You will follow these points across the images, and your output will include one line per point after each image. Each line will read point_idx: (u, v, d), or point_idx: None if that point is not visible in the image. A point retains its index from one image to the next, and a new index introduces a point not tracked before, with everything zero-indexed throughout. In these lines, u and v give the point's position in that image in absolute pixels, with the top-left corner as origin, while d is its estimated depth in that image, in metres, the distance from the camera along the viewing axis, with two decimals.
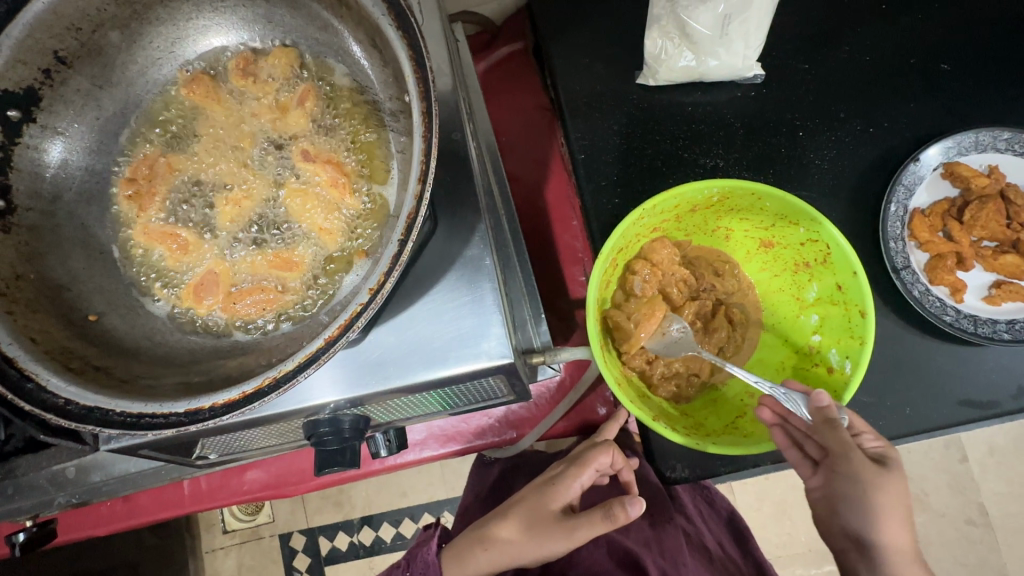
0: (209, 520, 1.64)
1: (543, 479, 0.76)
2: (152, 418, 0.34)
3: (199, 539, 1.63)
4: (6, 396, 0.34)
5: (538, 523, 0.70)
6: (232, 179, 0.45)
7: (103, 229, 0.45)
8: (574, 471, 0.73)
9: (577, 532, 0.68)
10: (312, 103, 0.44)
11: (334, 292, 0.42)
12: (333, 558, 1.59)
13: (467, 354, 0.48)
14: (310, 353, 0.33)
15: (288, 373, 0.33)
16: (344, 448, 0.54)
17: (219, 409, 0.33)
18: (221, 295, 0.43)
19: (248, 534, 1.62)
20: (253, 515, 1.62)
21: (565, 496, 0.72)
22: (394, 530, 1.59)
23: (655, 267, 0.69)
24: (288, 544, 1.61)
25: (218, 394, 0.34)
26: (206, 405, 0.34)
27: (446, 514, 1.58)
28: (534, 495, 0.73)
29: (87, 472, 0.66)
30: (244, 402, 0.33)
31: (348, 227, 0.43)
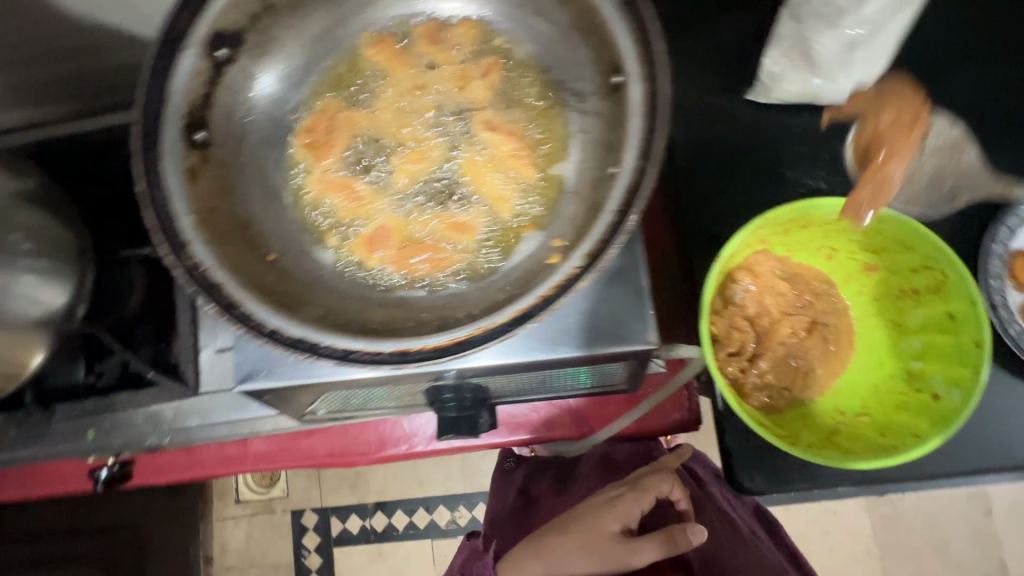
0: (223, 488, 1.64)
1: (600, 498, 0.78)
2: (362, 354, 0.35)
3: (211, 506, 1.63)
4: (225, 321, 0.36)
5: (597, 542, 0.72)
6: (411, 140, 0.46)
7: (277, 174, 0.47)
8: (634, 496, 0.75)
9: (636, 555, 0.70)
10: (497, 76, 0.46)
11: (506, 258, 0.43)
12: (343, 539, 1.59)
13: (608, 338, 0.49)
14: (527, 308, 0.35)
15: (504, 324, 0.35)
16: (464, 418, 0.56)
17: (430, 352, 0.35)
18: (392, 249, 0.44)
19: (261, 507, 1.62)
20: (267, 487, 1.62)
21: (625, 518, 0.74)
22: (407, 518, 1.59)
23: (756, 278, 0.70)
24: (300, 521, 1.61)
25: (427, 337, 0.36)
26: (415, 347, 0.35)
27: (461, 508, 1.58)
28: (593, 512, 0.75)
29: (184, 416, 0.67)
30: (457, 348, 0.35)
31: (522, 197, 0.44)
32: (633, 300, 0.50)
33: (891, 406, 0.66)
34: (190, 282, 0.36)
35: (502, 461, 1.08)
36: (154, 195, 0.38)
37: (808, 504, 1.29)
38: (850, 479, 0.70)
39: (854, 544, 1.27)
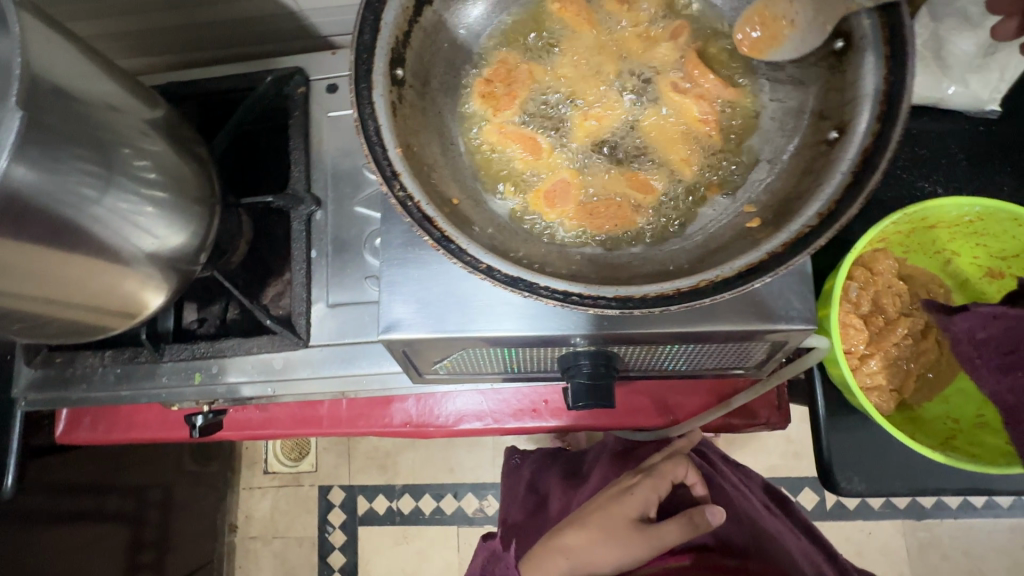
0: (252, 457, 1.64)
1: (616, 489, 0.85)
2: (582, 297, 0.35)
3: (239, 475, 1.64)
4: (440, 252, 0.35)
5: (617, 531, 0.79)
6: (592, 97, 0.45)
7: (454, 121, 0.46)
8: (650, 484, 0.83)
9: (657, 537, 0.78)
10: (686, 38, 0.45)
11: (692, 221, 0.43)
12: (369, 519, 1.58)
13: (766, 315, 0.50)
14: (754, 263, 0.35)
15: (729, 278, 0.35)
16: (595, 385, 0.54)
17: (651, 300, 0.35)
18: (571, 204, 0.44)
19: (288, 480, 1.62)
20: (297, 461, 1.62)
21: (640, 506, 0.82)
22: (433, 504, 1.57)
23: (875, 276, 0.69)
24: (326, 497, 1.60)
25: (645, 286, 0.36)
26: (634, 294, 0.35)
27: (489, 498, 1.56)
28: (611, 504, 0.82)
29: (293, 367, 0.67)
30: (680, 298, 0.35)
31: (708, 161, 0.43)
32: (789, 279, 0.50)
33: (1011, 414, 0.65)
34: (404, 214, 0.36)
35: (509, 459, 1.07)
36: (364, 126, 0.38)
37: (853, 524, 1.27)
38: (952, 487, 0.69)
39: (896, 568, 1.25)
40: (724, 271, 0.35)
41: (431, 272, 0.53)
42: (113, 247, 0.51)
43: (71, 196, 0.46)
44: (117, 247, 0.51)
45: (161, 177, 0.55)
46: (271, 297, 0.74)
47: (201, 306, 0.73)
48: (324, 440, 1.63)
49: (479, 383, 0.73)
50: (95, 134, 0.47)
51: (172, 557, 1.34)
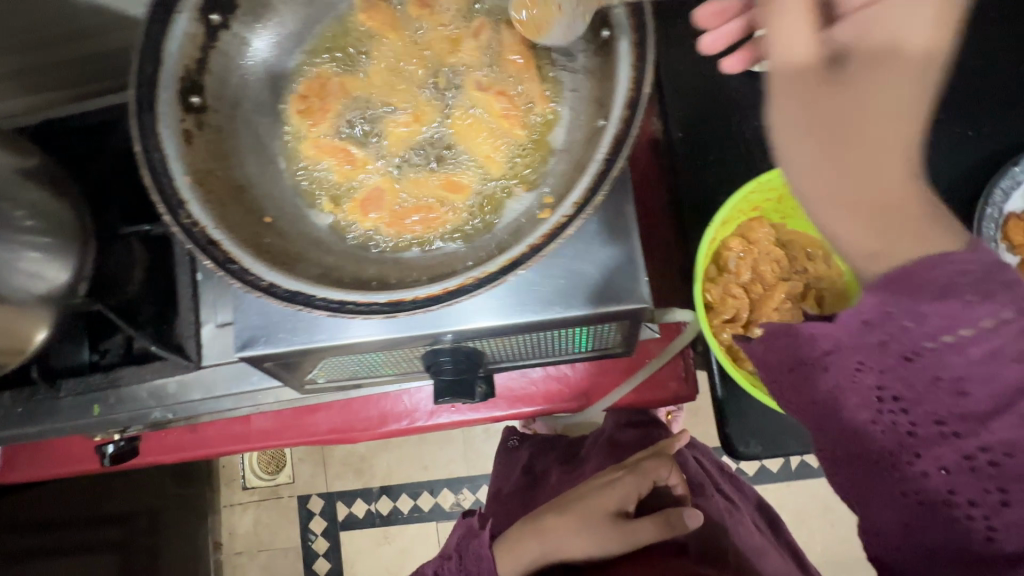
0: (231, 475, 1.65)
1: (598, 483, 0.79)
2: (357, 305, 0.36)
3: (219, 493, 1.65)
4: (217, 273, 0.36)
5: (596, 520, 0.73)
6: (401, 103, 0.46)
7: (274, 142, 0.47)
8: (635, 480, 0.77)
9: (632, 536, 0.71)
10: (486, 36, 0.46)
11: (499, 217, 0.44)
12: (349, 524, 1.60)
13: (606, 296, 0.50)
14: (515, 257, 0.35)
15: (492, 274, 0.36)
16: (460, 379, 0.56)
17: (421, 301, 0.36)
18: (386, 210, 0.45)
19: (268, 493, 1.64)
20: (274, 474, 1.63)
21: (622, 500, 0.75)
22: (412, 502, 1.60)
23: (752, 244, 0.71)
24: (306, 506, 1.62)
25: (418, 288, 0.36)
26: (406, 298, 0.36)
27: (465, 492, 1.59)
28: (588, 495, 0.76)
29: (188, 389, 0.68)
30: (446, 296, 0.36)
31: (512, 157, 0.45)
32: (623, 261, 0.50)
33: None
34: (188, 241, 0.37)
35: (507, 439, 1.09)
36: (150, 157, 0.39)
37: (811, 480, 1.30)
38: None
39: (852, 519, 1.29)
40: (488, 266, 0.36)
41: None
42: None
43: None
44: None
45: (35, 223, 0.56)
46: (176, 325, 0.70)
47: (106, 336, 0.71)
48: (299, 450, 1.65)
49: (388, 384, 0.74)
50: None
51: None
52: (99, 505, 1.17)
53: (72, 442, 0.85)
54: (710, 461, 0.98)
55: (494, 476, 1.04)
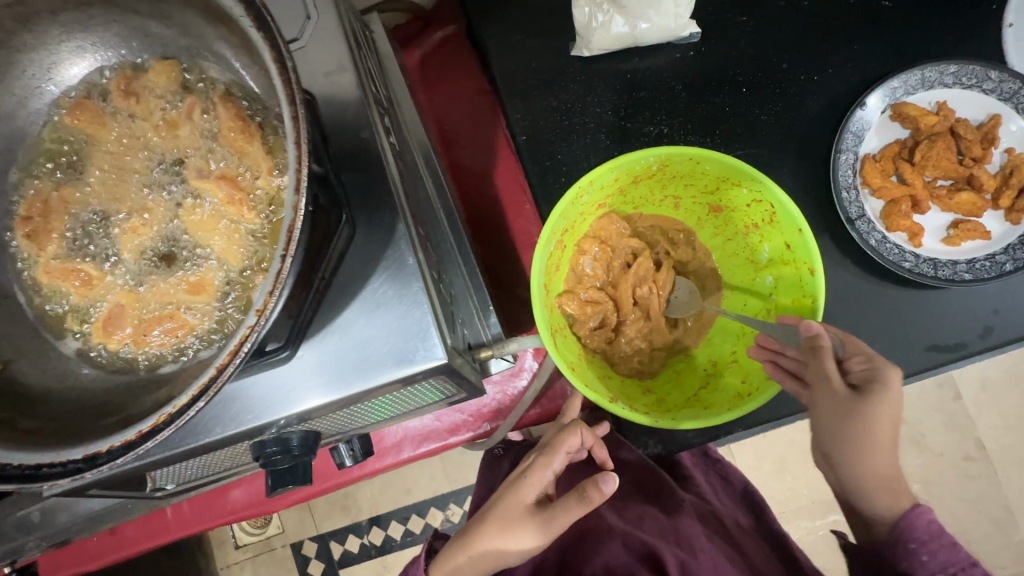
0: (221, 537, 1.64)
1: (513, 474, 0.70)
2: (51, 467, 0.33)
3: (212, 557, 1.63)
4: None
5: (516, 520, 0.64)
6: (128, 207, 0.43)
7: (5, 273, 0.43)
8: (544, 460, 0.67)
9: (552, 520, 0.62)
10: (199, 116, 0.42)
11: (245, 313, 0.41)
12: (346, 562, 1.59)
13: (400, 360, 0.47)
14: (202, 384, 0.32)
15: (182, 407, 0.32)
16: (295, 465, 0.52)
17: (116, 451, 0.32)
18: (130, 327, 0.42)
19: (260, 547, 1.62)
20: (263, 527, 1.62)
21: (538, 487, 0.67)
22: (402, 527, 1.59)
23: (604, 244, 0.67)
24: (301, 552, 1.61)
25: (114, 435, 0.33)
26: (103, 448, 0.33)
27: (453, 507, 1.59)
28: (506, 492, 0.67)
29: (53, 514, 0.65)
30: (141, 441, 0.32)
31: (249, 244, 0.41)
32: (417, 320, 0.47)
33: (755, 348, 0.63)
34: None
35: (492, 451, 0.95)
36: None
37: (779, 432, 1.29)
38: (742, 425, 0.68)
39: None
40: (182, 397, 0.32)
41: None
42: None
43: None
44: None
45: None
46: None
47: None
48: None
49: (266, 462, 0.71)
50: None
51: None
52: None
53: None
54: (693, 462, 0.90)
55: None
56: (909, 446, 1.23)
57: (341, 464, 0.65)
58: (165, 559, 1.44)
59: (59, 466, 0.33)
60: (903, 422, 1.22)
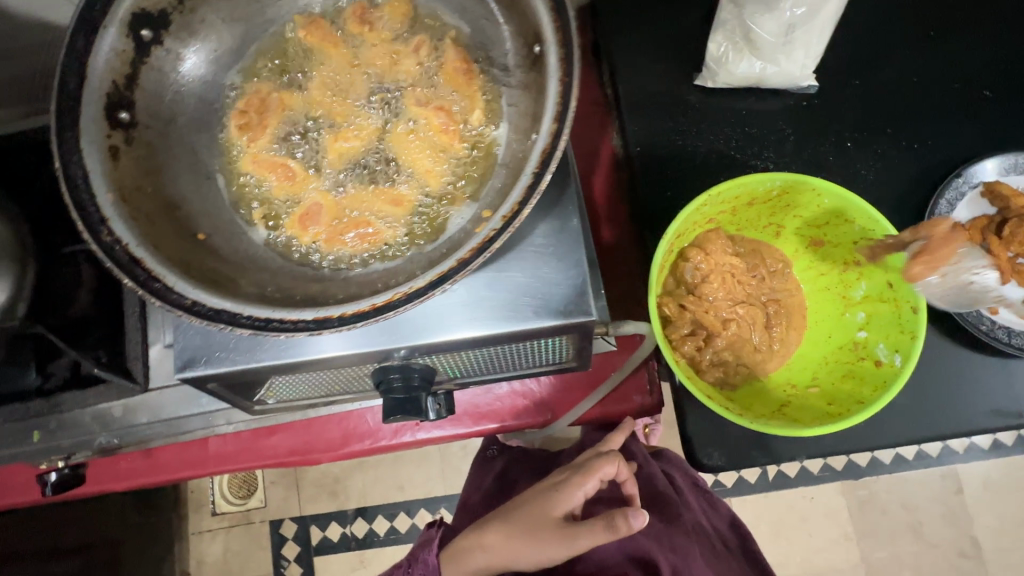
0: (199, 501, 1.59)
1: (547, 484, 0.79)
2: (283, 323, 0.35)
3: (187, 520, 1.58)
4: (138, 292, 0.35)
5: (539, 528, 0.74)
6: (342, 117, 0.46)
7: (211, 156, 0.46)
8: (577, 480, 0.75)
9: (574, 539, 0.71)
10: (426, 52, 0.46)
11: (440, 232, 0.44)
12: (323, 549, 1.56)
13: (548, 311, 0.50)
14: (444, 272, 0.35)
15: (421, 289, 0.35)
16: (410, 397, 0.54)
17: (350, 318, 0.35)
18: (325, 225, 0.45)
19: (240, 518, 1.58)
20: (245, 498, 1.58)
21: (568, 504, 0.75)
22: (387, 524, 1.56)
23: (708, 255, 0.71)
24: (278, 531, 1.57)
25: (347, 305, 0.36)
26: (335, 315, 0.35)
27: (443, 510, 1.57)
28: (538, 501, 0.77)
29: (133, 413, 0.68)
30: (375, 313, 0.35)
31: (452, 174, 0.45)
32: (570, 277, 0.51)
33: (838, 375, 0.67)
34: (107, 259, 0.35)
35: (486, 449, 1.12)
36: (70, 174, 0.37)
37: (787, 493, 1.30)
38: (804, 452, 0.72)
39: (825, 531, 1.29)
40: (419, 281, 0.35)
41: None
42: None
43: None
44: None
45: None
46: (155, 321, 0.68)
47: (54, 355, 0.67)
48: (270, 474, 1.59)
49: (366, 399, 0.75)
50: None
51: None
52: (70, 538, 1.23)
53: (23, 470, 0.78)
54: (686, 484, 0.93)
55: (469, 485, 1.07)
56: (907, 532, 1.29)
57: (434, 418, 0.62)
58: (138, 514, 1.42)
59: (288, 323, 0.35)
60: (905, 506, 1.29)
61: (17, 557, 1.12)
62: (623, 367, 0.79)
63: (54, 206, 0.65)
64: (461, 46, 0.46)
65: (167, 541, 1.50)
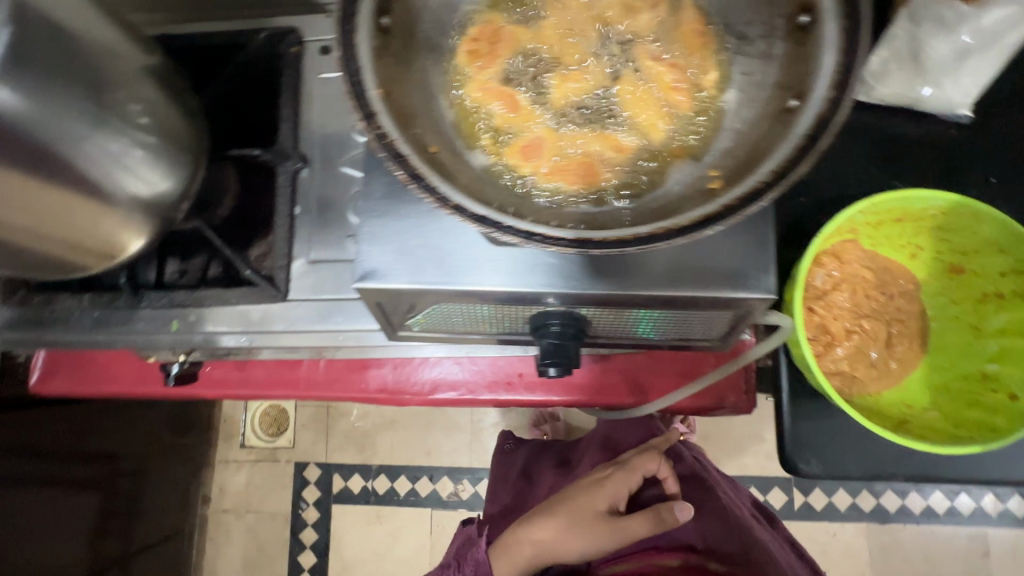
0: (230, 431, 1.62)
1: (590, 481, 0.92)
2: (544, 237, 0.36)
3: (217, 448, 1.61)
4: (411, 185, 0.37)
5: (586, 519, 0.86)
6: (573, 59, 0.47)
7: (438, 74, 0.47)
8: (623, 476, 0.91)
9: (623, 529, 0.85)
10: (664, 10, 0.47)
11: (659, 183, 0.45)
12: (343, 498, 1.56)
13: (731, 282, 0.50)
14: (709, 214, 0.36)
15: (684, 227, 0.36)
16: (561, 346, 0.57)
17: (611, 243, 0.36)
18: (546, 159, 0.45)
19: (265, 454, 1.60)
20: (274, 437, 1.61)
21: (612, 498, 0.89)
22: (408, 485, 1.55)
23: (843, 265, 0.72)
24: (302, 473, 1.58)
25: (607, 232, 0.37)
26: (596, 238, 0.37)
27: (464, 483, 1.52)
28: (582, 494, 0.89)
29: (270, 319, 0.69)
30: (638, 243, 0.36)
31: (675, 131, 0.46)
32: (754, 248, 0.51)
33: (963, 403, 0.68)
34: (383, 151, 0.38)
35: (501, 444, 1.19)
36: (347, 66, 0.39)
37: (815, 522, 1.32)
38: (901, 473, 0.72)
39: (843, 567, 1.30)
40: (682, 220, 0.37)
41: (410, 227, 0.53)
42: (97, 182, 0.54)
43: (71, 133, 0.50)
44: (103, 185, 0.54)
45: (152, 122, 0.58)
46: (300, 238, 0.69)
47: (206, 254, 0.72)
48: (304, 415, 1.62)
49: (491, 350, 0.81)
50: (94, 74, 0.51)
51: (141, 524, 1.35)
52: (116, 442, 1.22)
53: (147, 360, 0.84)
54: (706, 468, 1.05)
55: (492, 482, 1.13)
56: None
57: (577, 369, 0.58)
58: (171, 434, 1.42)
59: (551, 240, 0.36)
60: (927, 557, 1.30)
61: (66, 449, 1.10)
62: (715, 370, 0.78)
63: (226, 117, 0.71)
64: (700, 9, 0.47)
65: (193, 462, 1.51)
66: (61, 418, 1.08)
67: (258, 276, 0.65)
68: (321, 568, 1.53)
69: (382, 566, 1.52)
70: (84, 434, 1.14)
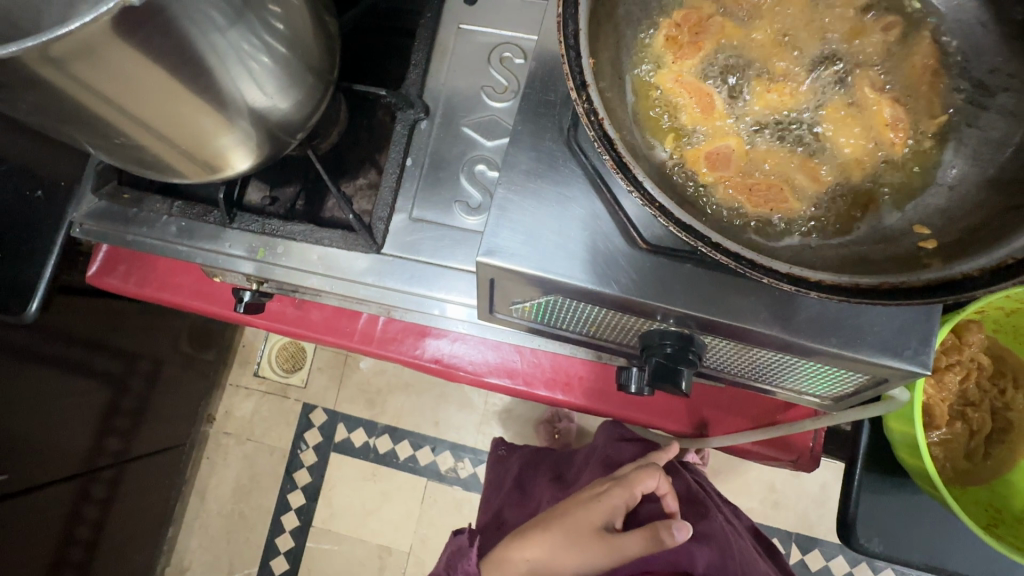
0: (246, 357, 1.54)
1: (586, 493, 0.76)
2: (752, 264, 0.34)
3: (228, 369, 1.53)
4: (617, 176, 0.35)
5: (582, 535, 0.70)
6: (781, 68, 0.43)
7: (631, 51, 0.43)
8: (618, 492, 0.73)
9: (620, 550, 0.69)
10: (889, 42, 0.44)
11: (853, 228, 0.40)
12: (344, 449, 1.47)
13: (886, 349, 0.45)
14: (941, 279, 0.33)
15: (910, 287, 0.33)
16: (669, 369, 0.52)
17: (827, 289, 0.34)
18: (730, 172, 0.41)
19: (276, 388, 1.52)
20: (289, 372, 1.52)
21: (609, 514, 0.72)
22: (410, 451, 1.46)
23: (961, 345, 0.67)
24: (308, 415, 1.50)
25: (821, 273, 0.35)
26: (809, 278, 0.34)
27: (466, 463, 1.44)
28: (577, 508, 0.74)
29: (354, 263, 0.66)
30: (856, 295, 0.34)
31: (880, 169, 0.41)
32: (912, 315, 0.46)
33: None
34: (592, 133, 0.35)
35: (496, 448, 1.09)
36: (564, 28, 0.37)
37: None
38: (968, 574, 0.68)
39: None
40: (911, 279, 0.34)
41: (550, 211, 0.49)
42: (222, 91, 0.49)
43: (200, 14, 0.42)
44: (228, 95, 0.50)
45: (287, 33, 0.51)
46: (406, 188, 0.66)
47: (310, 188, 0.72)
48: (321, 358, 1.53)
49: (559, 345, 0.77)
50: None
51: (146, 427, 1.27)
52: (139, 344, 1.16)
53: (214, 279, 0.83)
54: (715, 497, 0.89)
55: (488, 490, 1.02)
56: None
57: (682, 389, 0.52)
58: (191, 348, 1.36)
59: (760, 270, 0.35)
60: None
61: (87, 336, 1.02)
62: (783, 426, 0.73)
63: (359, 58, 0.71)
64: (929, 50, 0.43)
65: (206, 378, 1.46)
66: (90, 305, 1.00)
67: (357, 220, 0.63)
68: (307, 511, 1.45)
69: (366, 525, 1.44)
70: (108, 327, 1.06)
